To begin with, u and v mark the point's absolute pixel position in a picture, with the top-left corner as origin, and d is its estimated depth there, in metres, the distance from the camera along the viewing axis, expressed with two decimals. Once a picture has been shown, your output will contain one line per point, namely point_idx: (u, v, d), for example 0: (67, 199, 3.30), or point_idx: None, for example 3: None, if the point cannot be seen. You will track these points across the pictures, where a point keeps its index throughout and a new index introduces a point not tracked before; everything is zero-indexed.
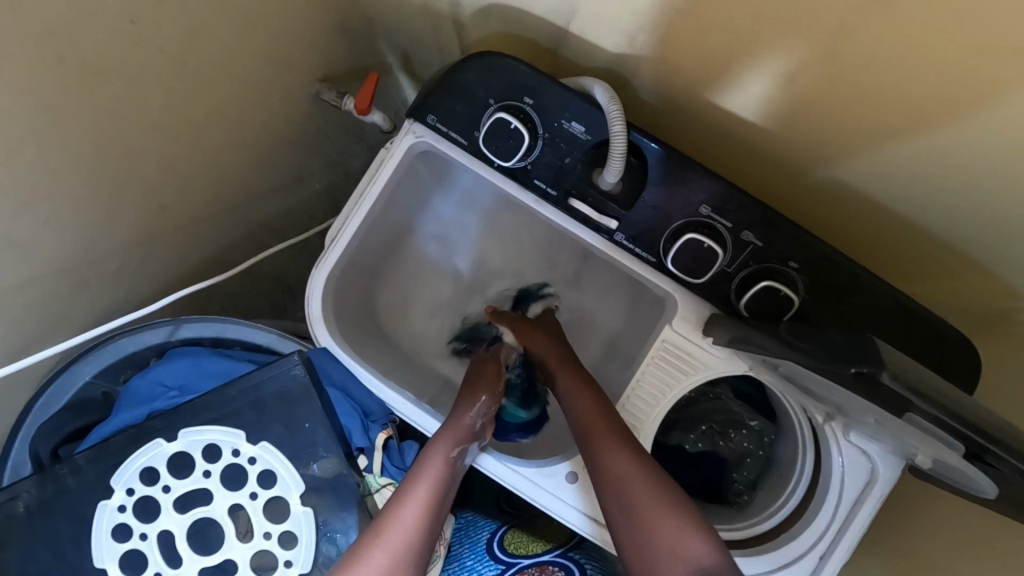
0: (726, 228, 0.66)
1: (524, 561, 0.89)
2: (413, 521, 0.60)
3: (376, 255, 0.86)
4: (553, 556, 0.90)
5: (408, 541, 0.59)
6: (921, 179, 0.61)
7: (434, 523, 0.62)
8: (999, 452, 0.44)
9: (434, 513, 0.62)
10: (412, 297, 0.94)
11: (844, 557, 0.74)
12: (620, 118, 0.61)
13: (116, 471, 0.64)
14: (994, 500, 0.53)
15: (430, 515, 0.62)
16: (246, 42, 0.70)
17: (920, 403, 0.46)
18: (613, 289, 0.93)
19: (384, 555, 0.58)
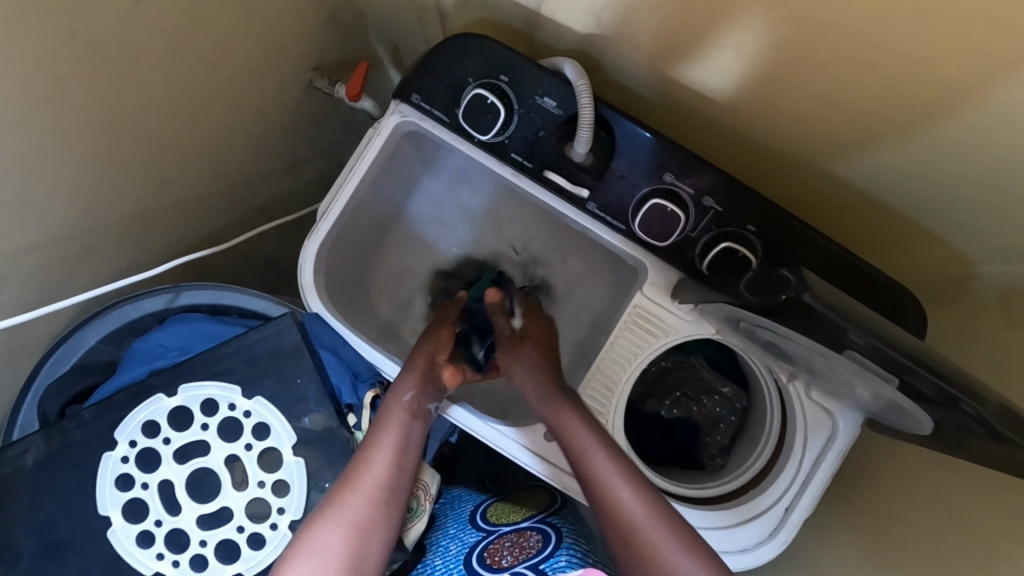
0: (688, 194, 0.71)
1: (504, 528, 0.91)
2: (368, 505, 0.64)
3: (367, 232, 0.92)
4: (532, 523, 0.90)
5: (363, 525, 0.63)
6: (864, 143, 0.66)
7: (388, 506, 0.66)
8: (916, 370, 0.49)
9: (388, 499, 0.66)
10: (402, 274, 0.99)
11: (807, 508, 0.78)
12: (587, 91, 0.67)
13: (120, 424, 0.68)
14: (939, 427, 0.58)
15: (384, 499, 0.65)
16: (244, 27, 0.75)
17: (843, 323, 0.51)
18: (591, 265, 0.98)
19: (343, 537, 0.62)
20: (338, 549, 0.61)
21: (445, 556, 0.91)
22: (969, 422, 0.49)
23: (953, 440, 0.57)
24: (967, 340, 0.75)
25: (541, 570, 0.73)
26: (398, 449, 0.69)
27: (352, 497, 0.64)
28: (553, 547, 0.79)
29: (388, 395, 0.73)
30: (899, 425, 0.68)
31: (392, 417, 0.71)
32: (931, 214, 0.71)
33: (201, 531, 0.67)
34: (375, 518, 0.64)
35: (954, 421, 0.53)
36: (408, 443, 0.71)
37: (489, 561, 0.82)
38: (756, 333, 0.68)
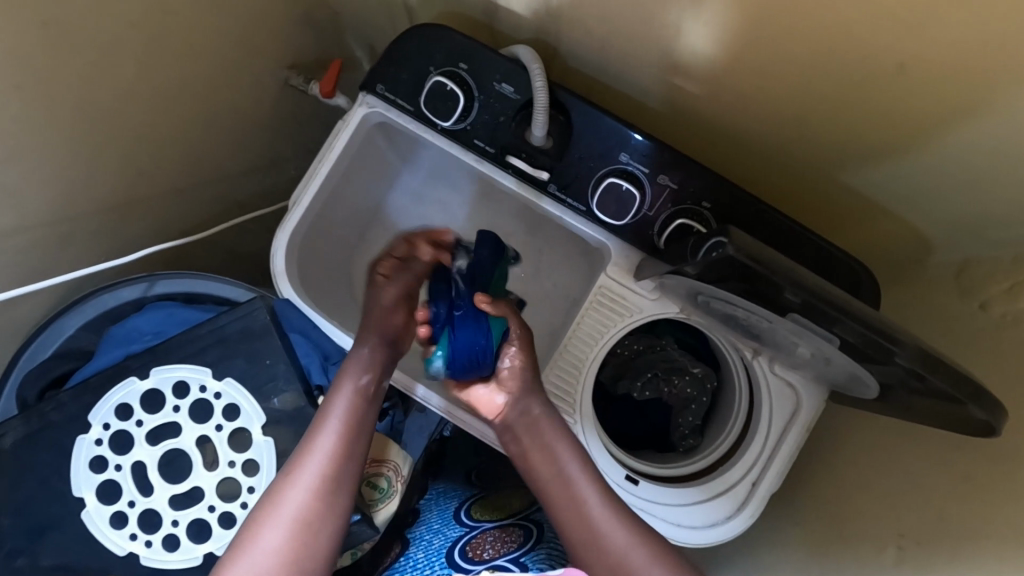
0: (643, 173, 0.73)
1: (486, 524, 0.92)
2: (309, 500, 0.66)
3: (343, 224, 0.93)
4: (514, 522, 0.91)
5: (304, 521, 0.65)
6: (807, 121, 0.69)
7: (334, 499, 0.67)
8: (846, 321, 0.52)
9: (336, 491, 0.67)
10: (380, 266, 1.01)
11: (774, 481, 0.79)
12: (542, 76, 0.69)
13: (94, 407, 0.69)
14: (904, 396, 0.58)
15: (325, 492, 0.66)
16: (215, 24, 0.78)
17: (776, 276, 0.53)
18: (564, 255, 0.99)
19: (282, 536, 0.64)
20: (278, 548, 0.63)
21: (427, 549, 0.89)
22: (907, 377, 0.52)
23: (916, 409, 0.58)
24: (929, 313, 0.76)
25: (522, 563, 0.74)
26: (344, 432, 0.69)
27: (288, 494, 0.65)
28: (531, 545, 0.82)
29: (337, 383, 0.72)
30: (853, 393, 0.70)
31: (337, 400, 0.71)
32: (876, 189, 0.74)
33: (173, 510, 0.69)
34: (316, 514, 0.65)
35: (904, 383, 0.55)
36: (359, 427, 0.71)
37: (471, 553, 0.81)
38: (713, 305, 0.69)
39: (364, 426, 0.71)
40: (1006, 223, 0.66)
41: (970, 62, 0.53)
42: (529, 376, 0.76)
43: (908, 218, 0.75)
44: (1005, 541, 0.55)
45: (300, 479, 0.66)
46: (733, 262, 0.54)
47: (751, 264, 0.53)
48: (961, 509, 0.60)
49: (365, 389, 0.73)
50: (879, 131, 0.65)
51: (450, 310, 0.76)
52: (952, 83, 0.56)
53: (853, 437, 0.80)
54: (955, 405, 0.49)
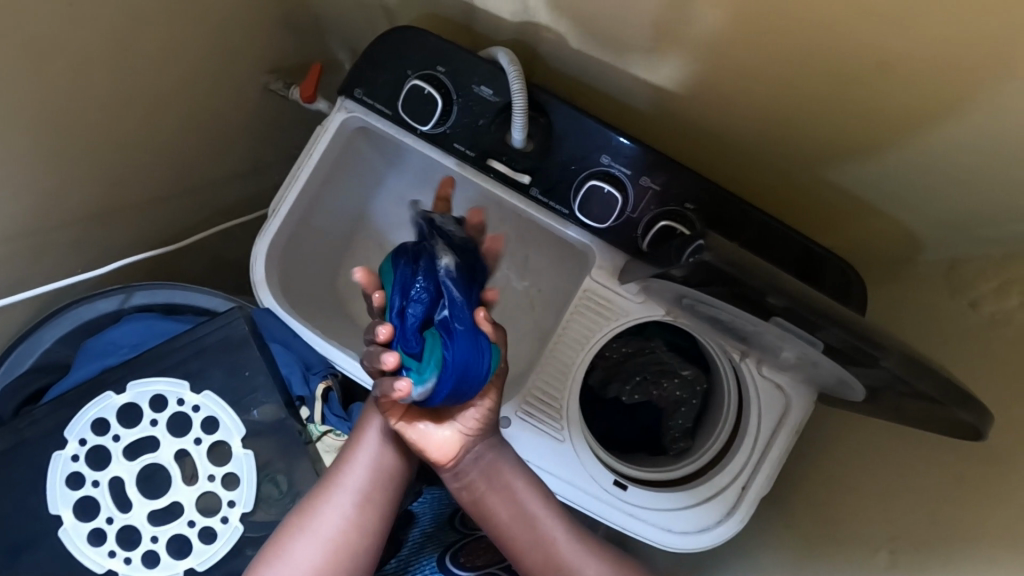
0: (625, 174, 0.72)
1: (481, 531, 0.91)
2: (342, 517, 0.66)
3: (326, 231, 0.90)
4: None
5: (340, 540, 0.65)
6: (790, 120, 0.67)
7: (367, 517, 0.67)
8: (826, 325, 0.51)
9: (373, 509, 0.68)
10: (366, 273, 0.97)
11: (764, 485, 0.78)
12: (519, 78, 0.68)
13: (70, 422, 0.68)
14: (894, 399, 0.57)
15: (358, 509, 0.67)
16: (189, 31, 0.77)
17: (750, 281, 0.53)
18: (551, 261, 0.96)
19: (318, 553, 0.64)
20: (310, 564, 0.64)
21: (418, 551, 0.88)
22: (892, 381, 0.52)
23: (906, 413, 0.57)
24: (922, 312, 0.75)
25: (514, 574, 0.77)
26: (386, 449, 0.70)
27: (326, 509, 0.66)
28: None
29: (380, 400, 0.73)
30: (841, 395, 0.69)
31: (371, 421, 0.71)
32: (863, 188, 0.73)
33: (151, 527, 0.67)
34: (352, 532, 0.66)
35: (889, 385, 0.54)
36: (403, 446, 0.71)
37: (463, 560, 0.81)
38: (698, 308, 0.68)
39: (408, 444, 0.72)
40: (996, 222, 0.65)
41: (951, 60, 0.52)
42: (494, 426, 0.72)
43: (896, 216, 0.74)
44: (997, 546, 0.54)
45: (340, 494, 0.67)
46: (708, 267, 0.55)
47: (728, 269, 0.54)
48: (953, 513, 0.59)
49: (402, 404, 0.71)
50: (863, 130, 0.64)
51: (448, 313, 0.59)
52: (934, 81, 0.54)
53: (844, 440, 0.78)
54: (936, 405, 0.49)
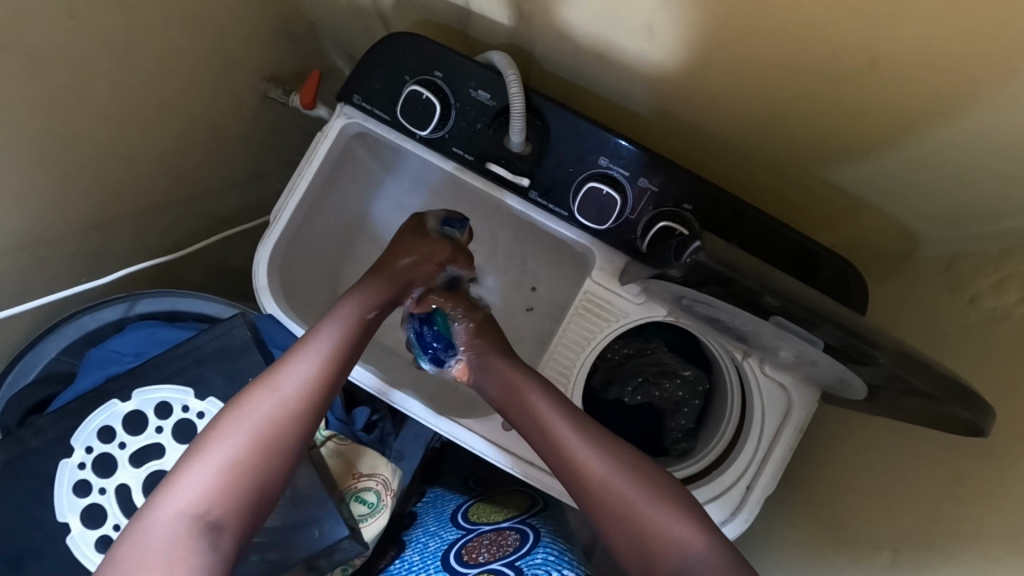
0: (623, 176, 0.72)
1: (484, 527, 0.89)
2: (273, 417, 0.64)
3: (329, 237, 0.92)
4: (512, 523, 0.88)
5: (265, 439, 0.63)
6: (785, 119, 0.68)
7: (298, 421, 0.65)
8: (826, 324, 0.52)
9: (305, 412, 0.66)
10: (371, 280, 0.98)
11: (768, 485, 0.78)
12: (516, 82, 0.69)
13: (76, 431, 0.69)
14: (896, 398, 0.57)
15: (291, 412, 0.65)
16: (186, 41, 0.78)
17: (750, 282, 0.53)
18: (546, 271, 0.97)
19: (240, 443, 0.62)
20: (235, 459, 0.61)
21: (423, 551, 0.88)
22: (890, 379, 0.52)
23: (907, 412, 0.58)
24: (923, 308, 0.75)
25: (517, 566, 0.71)
26: (328, 357, 0.70)
27: (258, 405, 0.64)
28: (530, 546, 0.77)
29: (330, 315, 0.73)
30: (842, 394, 0.69)
31: (325, 328, 0.72)
32: (858, 185, 0.73)
33: None
34: (283, 430, 0.64)
35: (888, 383, 0.54)
36: (343, 358, 0.71)
37: (466, 558, 0.79)
38: (697, 308, 0.68)
39: (349, 358, 0.72)
40: (994, 218, 0.65)
41: (945, 60, 0.52)
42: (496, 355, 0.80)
43: (891, 212, 0.74)
44: (997, 541, 0.54)
45: (276, 392, 0.65)
46: (706, 268, 0.54)
47: (724, 270, 0.53)
48: (953, 509, 0.59)
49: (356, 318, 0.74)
50: (859, 128, 0.64)
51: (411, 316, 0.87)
52: (929, 80, 0.54)
53: (846, 436, 0.79)
54: (937, 404, 0.49)
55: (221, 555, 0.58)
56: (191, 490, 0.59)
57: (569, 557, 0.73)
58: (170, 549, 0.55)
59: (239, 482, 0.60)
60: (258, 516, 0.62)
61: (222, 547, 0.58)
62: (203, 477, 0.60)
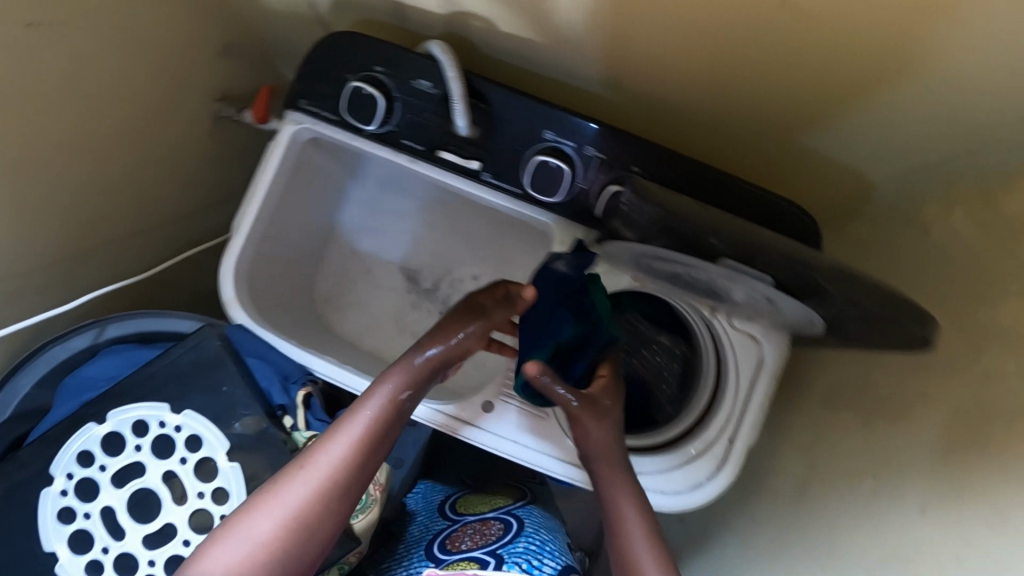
0: (570, 147, 0.73)
1: (469, 518, 0.88)
2: (309, 498, 0.60)
3: (304, 249, 0.97)
4: (498, 512, 0.87)
5: (300, 522, 0.59)
6: (724, 77, 0.69)
7: (336, 507, 0.61)
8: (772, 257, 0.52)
9: (340, 495, 0.61)
10: (347, 285, 1.04)
11: (749, 435, 0.79)
12: (453, 66, 0.70)
13: (55, 458, 0.69)
14: (858, 325, 0.58)
15: (329, 496, 0.60)
16: (134, 66, 0.79)
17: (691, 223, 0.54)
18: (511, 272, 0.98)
19: (275, 525, 0.58)
20: (264, 539, 0.58)
21: (406, 544, 0.89)
22: (845, 306, 0.53)
23: (874, 340, 0.58)
24: (888, 246, 0.76)
25: (498, 554, 0.72)
26: (370, 435, 0.64)
27: (293, 488, 0.59)
28: (513, 535, 0.78)
29: (374, 383, 0.66)
30: (806, 331, 0.70)
31: (370, 400, 0.65)
32: (803, 134, 0.75)
33: (147, 551, 0.68)
34: (317, 515, 0.60)
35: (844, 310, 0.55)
36: (383, 433, 0.65)
37: (448, 546, 0.80)
38: (654, 266, 0.68)
39: (388, 435, 0.66)
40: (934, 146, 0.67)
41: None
42: (603, 463, 0.69)
43: (838, 156, 0.76)
44: (962, 453, 0.56)
45: (309, 474, 0.60)
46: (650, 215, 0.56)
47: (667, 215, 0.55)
48: (921, 430, 0.61)
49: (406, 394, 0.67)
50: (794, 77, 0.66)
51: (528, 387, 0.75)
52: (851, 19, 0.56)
53: (820, 379, 0.80)
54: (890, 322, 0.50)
55: None
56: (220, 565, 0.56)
57: (550, 547, 0.77)
58: None
59: (268, 564, 0.57)
60: None
61: None
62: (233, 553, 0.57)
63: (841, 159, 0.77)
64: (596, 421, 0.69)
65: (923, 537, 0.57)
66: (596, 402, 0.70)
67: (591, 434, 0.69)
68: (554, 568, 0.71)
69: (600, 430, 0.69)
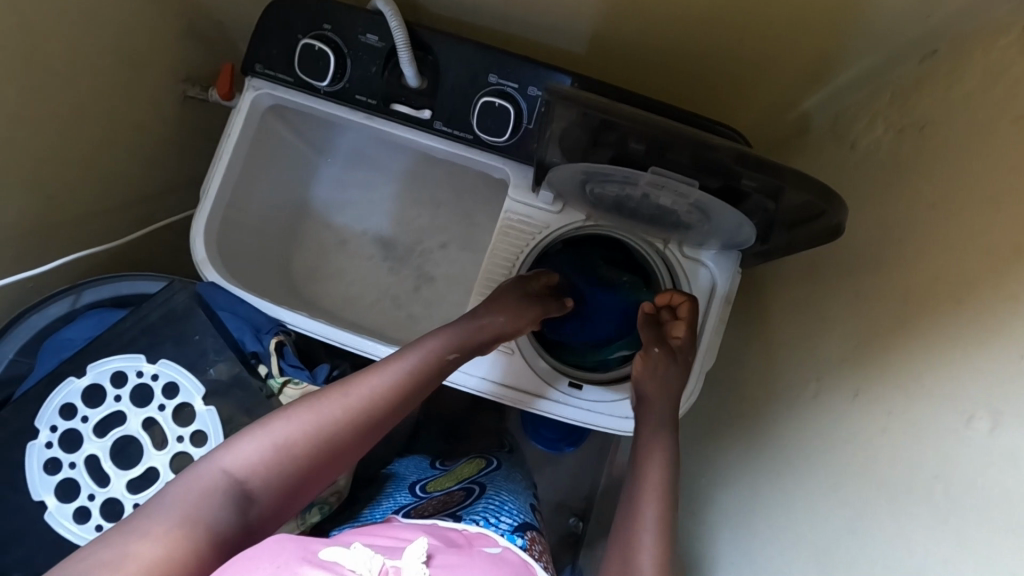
0: (513, 89, 0.78)
1: (436, 493, 0.94)
2: (340, 418, 0.62)
3: (277, 219, 1.00)
4: (463, 484, 0.93)
5: (326, 437, 0.61)
6: (648, 15, 0.74)
7: (359, 436, 0.64)
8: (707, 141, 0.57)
9: (366, 429, 0.64)
10: (323, 255, 1.05)
11: (705, 359, 0.83)
12: (395, 16, 0.73)
13: (39, 413, 0.72)
14: (778, 214, 0.63)
15: (357, 424, 0.63)
16: (94, 44, 0.82)
17: (624, 120, 0.58)
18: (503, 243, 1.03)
19: (303, 430, 0.60)
20: (290, 441, 0.59)
21: (377, 506, 0.95)
22: (764, 196, 0.59)
23: (812, 237, 0.62)
24: (823, 167, 0.81)
25: (457, 514, 0.79)
26: (403, 381, 0.68)
27: (328, 406, 0.62)
28: (474, 498, 0.85)
29: (413, 344, 0.72)
30: (746, 246, 0.75)
31: (409, 354, 0.71)
32: (734, 66, 0.79)
33: (132, 494, 0.71)
34: (340, 438, 0.62)
35: (777, 197, 0.60)
36: (414, 387, 0.69)
37: (413, 509, 0.85)
38: (600, 192, 0.74)
39: (418, 392, 0.70)
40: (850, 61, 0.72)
41: None
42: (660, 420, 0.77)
43: (771, 85, 0.81)
44: (890, 338, 0.60)
45: (345, 399, 0.64)
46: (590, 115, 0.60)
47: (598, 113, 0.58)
48: (854, 327, 0.66)
49: (441, 361, 0.72)
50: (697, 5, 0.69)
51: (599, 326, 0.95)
52: None
53: (772, 303, 0.85)
54: (815, 202, 0.56)
55: (238, 526, 0.54)
56: (243, 452, 0.57)
57: (509, 506, 0.82)
58: (201, 491, 0.53)
59: (284, 466, 0.58)
60: (282, 513, 0.59)
61: (245, 519, 0.55)
62: (256, 446, 0.58)
63: (776, 88, 0.82)
64: (665, 371, 0.80)
65: (861, 421, 0.61)
66: (678, 359, 0.81)
67: (651, 373, 0.80)
68: (510, 523, 0.76)
69: (659, 379, 0.80)
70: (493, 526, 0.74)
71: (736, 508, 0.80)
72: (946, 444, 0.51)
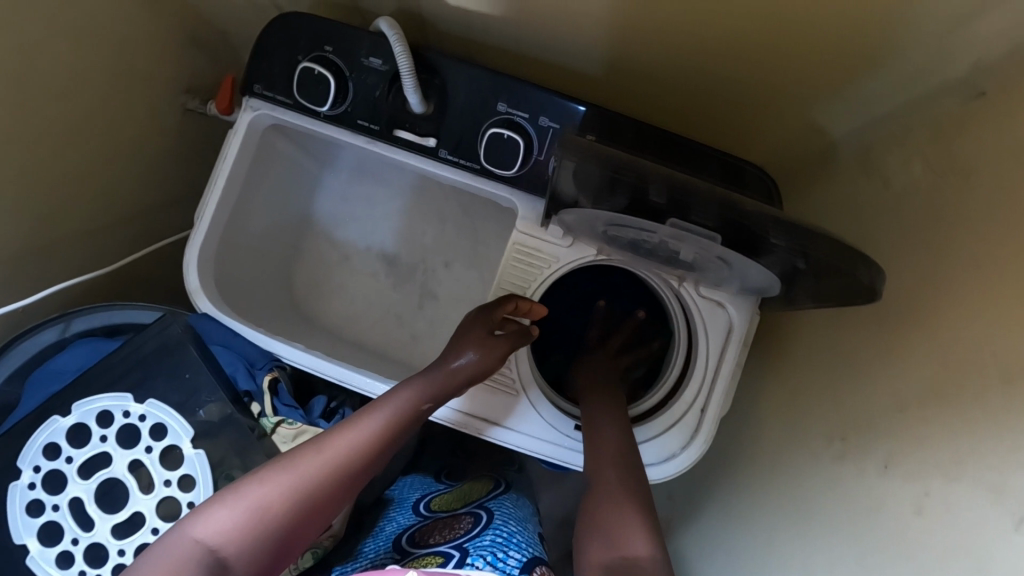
0: (523, 119, 0.73)
1: (441, 514, 0.89)
2: (318, 477, 0.60)
3: (276, 239, 0.96)
4: (469, 508, 0.88)
5: (304, 499, 0.58)
6: (668, 43, 0.69)
7: (339, 495, 0.61)
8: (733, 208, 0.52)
9: (346, 485, 0.61)
10: (323, 275, 1.02)
11: (721, 404, 0.78)
12: (400, 41, 0.69)
13: (23, 452, 0.69)
14: (812, 274, 0.57)
15: (336, 482, 0.60)
16: (88, 61, 0.78)
17: (643, 178, 0.53)
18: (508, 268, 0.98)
19: (279, 495, 0.57)
20: (267, 507, 0.56)
21: (380, 534, 0.91)
22: (793, 255, 0.54)
23: (846, 296, 0.56)
24: (853, 202, 0.76)
25: (464, 548, 0.74)
26: (383, 432, 0.65)
27: (305, 465, 0.60)
28: (481, 528, 0.79)
29: (393, 390, 0.69)
30: (769, 293, 0.70)
31: (389, 402, 0.67)
32: (761, 95, 0.74)
33: (117, 540, 0.68)
34: (320, 497, 0.59)
35: (807, 262, 0.54)
36: (394, 437, 0.66)
37: (418, 540, 0.81)
38: (619, 235, 0.69)
39: (399, 440, 0.67)
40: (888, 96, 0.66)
41: None
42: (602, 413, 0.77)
43: (797, 115, 0.76)
44: (924, 407, 0.55)
45: (322, 456, 0.61)
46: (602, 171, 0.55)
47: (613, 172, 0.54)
48: (884, 388, 0.61)
49: (423, 409, 0.69)
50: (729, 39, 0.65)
51: None
52: None
53: (794, 345, 0.80)
54: (844, 272, 0.51)
55: None
56: (217, 522, 0.55)
57: (518, 538, 0.76)
58: None
59: (262, 534, 0.56)
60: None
61: None
62: (231, 515, 0.55)
63: (802, 118, 0.76)
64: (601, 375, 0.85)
65: (891, 494, 0.56)
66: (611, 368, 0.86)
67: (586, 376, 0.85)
68: (519, 559, 0.70)
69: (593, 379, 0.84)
70: (500, 563, 0.68)
71: (748, 561, 0.76)
72: (990, 542, 0.46)
